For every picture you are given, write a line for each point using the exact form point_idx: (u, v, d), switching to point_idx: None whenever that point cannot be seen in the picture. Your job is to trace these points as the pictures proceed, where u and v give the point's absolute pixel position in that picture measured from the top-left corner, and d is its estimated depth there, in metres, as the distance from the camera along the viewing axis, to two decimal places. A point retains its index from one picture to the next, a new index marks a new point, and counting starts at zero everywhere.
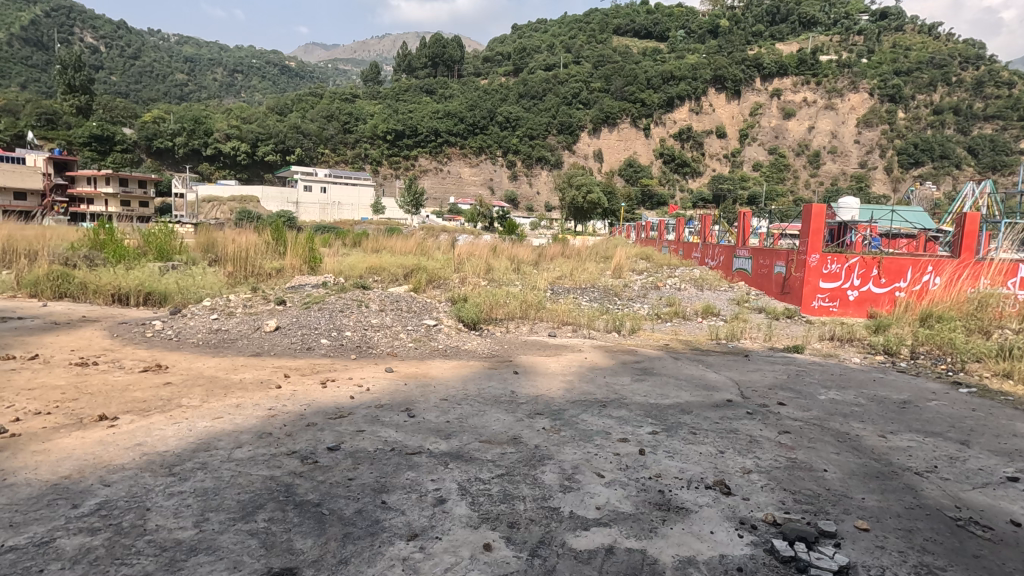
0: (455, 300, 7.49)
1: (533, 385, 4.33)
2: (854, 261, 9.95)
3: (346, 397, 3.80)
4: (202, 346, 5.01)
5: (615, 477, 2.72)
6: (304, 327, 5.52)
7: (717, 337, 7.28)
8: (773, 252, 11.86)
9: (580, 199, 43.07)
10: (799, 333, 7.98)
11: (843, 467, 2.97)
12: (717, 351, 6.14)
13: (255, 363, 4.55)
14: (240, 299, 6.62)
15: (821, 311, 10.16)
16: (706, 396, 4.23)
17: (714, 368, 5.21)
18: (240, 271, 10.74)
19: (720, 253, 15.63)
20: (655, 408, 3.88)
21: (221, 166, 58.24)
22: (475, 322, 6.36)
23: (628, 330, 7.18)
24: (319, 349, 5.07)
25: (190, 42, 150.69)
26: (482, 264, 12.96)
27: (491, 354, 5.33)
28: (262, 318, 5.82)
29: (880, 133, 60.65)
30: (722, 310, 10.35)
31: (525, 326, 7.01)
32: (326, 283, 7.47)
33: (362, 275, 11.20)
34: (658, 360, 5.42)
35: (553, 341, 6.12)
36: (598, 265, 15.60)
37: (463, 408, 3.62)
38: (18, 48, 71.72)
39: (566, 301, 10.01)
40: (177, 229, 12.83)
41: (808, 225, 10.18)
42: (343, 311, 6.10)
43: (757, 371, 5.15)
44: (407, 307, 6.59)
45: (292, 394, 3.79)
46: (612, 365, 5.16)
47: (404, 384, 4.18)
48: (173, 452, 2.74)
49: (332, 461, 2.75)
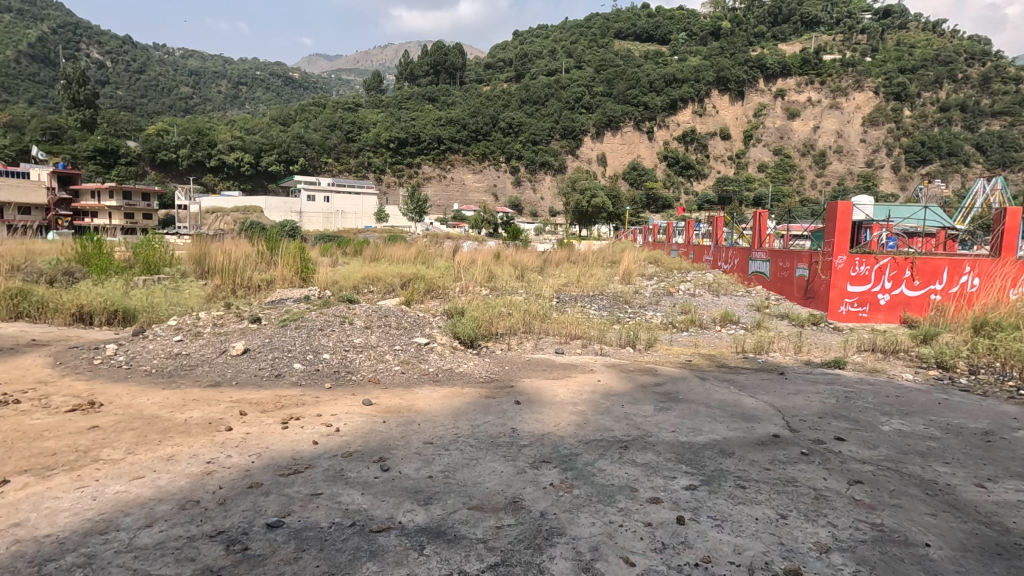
0: (451, 313, 6.81)
1: (539, 421, 3.59)
2: (885, 261, 9.22)
3: (307, 441, 3.09)
4: (156, 376, 4.30)
5: (649, 564, 2.00)
6: (276, 351, 4.82)
7: (741, 350, 6.53)
8: (794, 254, 11.09)
9: (584, 203, 42.50)
10: (831, 343, 7.28)
11: (949, 540, 2.24)
12: (747, 368, 5.39)
13: (213, 397, 3.86)
14: (211, 317, 5.91)
15: (850, 316, 9.43)
16: (747, 431, 3.51)
17: (748, 391, 4.46)
18: (227, 284, 10.19)
19: (734, 256, 14.87)
20: (686, 448, 3.19)
21: (225, 177, 57.98)
22: (473, 339, 5.63)
23: (644, 344, 6.44)
24: (287, 379, 4.34)
25: (192, 56, 151.41)
26: (484, 273, 12.30)
27: (489, 380, 4.56)
28: (230, 340, 5.14)
29: (886, 131, 59.84)
30: (742, 317, 9.61)
31: (529, 342, 6.21)
32: (309, 298, 6.77)
33: (357, 286, 10.61)
34: (683, 381, 4.74)
35: (560, 360, 5.41)
36: (605, 271, 14.94)
37: (450, 457, 2.92)
38: (25, 65, 72.16)
39: (574, 311, 9.31)
40: (168, 241, 12.26)
41: (833, 224, 9.46)
42: (323, 329, 5.40)
43: (800, 395, 4.39)
44: (397, 323, 5.89)
45: (239, 441, 3.07)
46: (632, 390, 4.40)
47: (382, 422, 3.47)
48: (51, 541, 2.02)
49: (270, 547, 2.04)
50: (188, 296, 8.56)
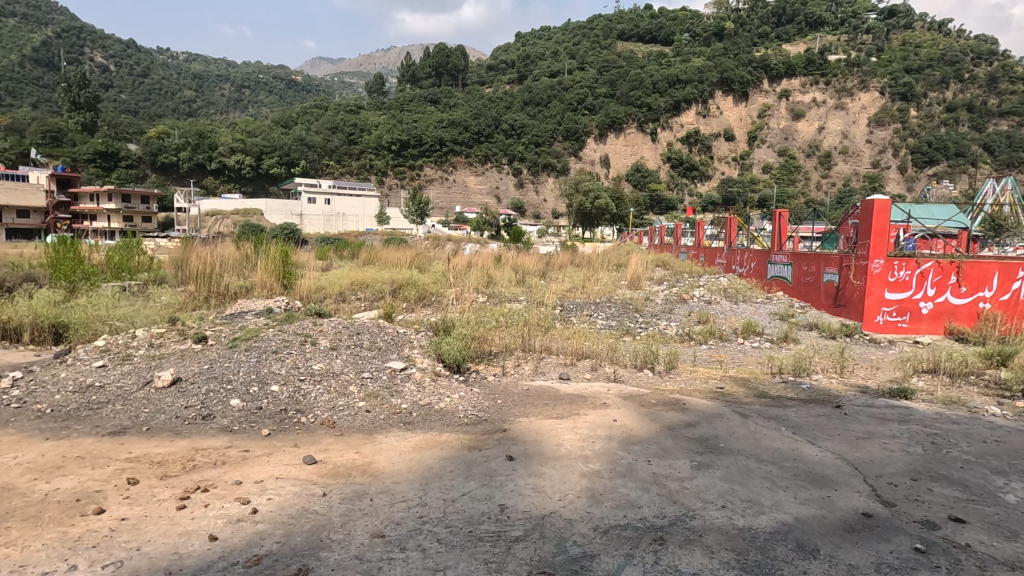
0: (437, 328, 5.80)
1: (544, 492, 2.61)
2: (927, 266, 8.26)
3: (203, 536, 2.14)
4: (47, 421, 3.33)
5: None
6: (211, 381, 3.89)
7: (777, 370, 5.57)
8: (820, 257, 10.13)
9: (587, 205, 41.64)
10: (878, 362, 6.35)
11: None
12: (793, 398, 4.43)
13: (107, 452, 2.90)
14: (148, 336, 4.91)
15: (887, 327, 8.46)
16: (825, 505, 2.55)
17: (807, 435, 3.50)
18: (202, 290, 9.35)
19: (750, 258, 13.91)
20: (749, 541, 2.22)
21: (226, 180, 57.20)
22: (460, 363, 4.63)
23: (665, 365, 5.42)
24: (212, 425, 3.33)
25: (196, 58, 150.72)
26: (483, 278, 11.42)
27: (477, 423, 3.56)
28: (160, 366, 4.20)
29: (892, 132, 58.61)
30: (766, 328, 8.66)
31: (527, 364, 5.16)
32: (272, 310, 5.83)
33: (344, 292, 9.82)
34: (720, 419, 3.79)
35: (565, 389, 4.41)
36: (611, 275, 13.98)
37: (405, 569, 1.96)
38: (29, 69, 71.68)
39: (579, 322, 8.35)
40: (143, 245, 11.34)
41: (870, 223, 8.53)
42: (278, 352, 4.47)
43: (874, 442, 3.42)
44: (370, 342, 4.94)
45: (101, 539, 2.10)
46: (657, 435, 3.43)
47: (322, 496, 2.50)
48: None
49: None
50: (157, 308, 7.75)
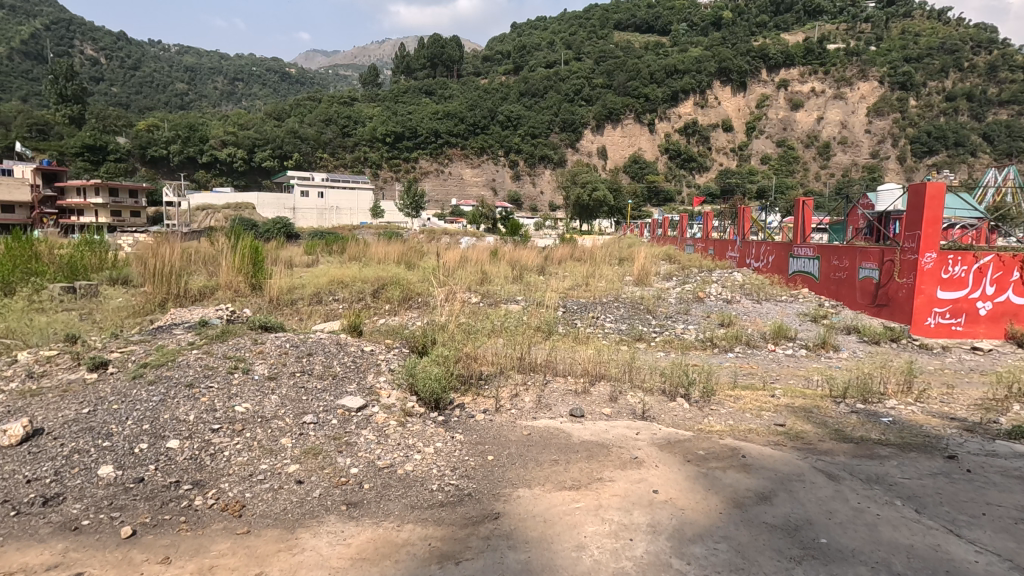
0: (414, 344, 4.65)
1: None
2: (987, 260, 7.25)
3: None
4: None
5: None
6: (77, 434, 2.74)
7: (841, 395, 4.41)
8: (854, 250, 9.03)
9: (585, 197, 40.34)
10: (950, 379, 5.27)
11: None
12: (891, 443, 3.27)
13: None
14: (30, 362, 3.78)
15: (939, 330, 7.35)
16: None
17: (961, 522, 2.33)
18: (160, 288, 8.11)
19: (768, 252, 12.77)
20: None
21: (217, 174, 55.39)
22: (439, 397, 3.48)
23: (702, 391, 4.21)
24: (51, 518, 2.19)
25: (189, 52, 147.58)
26: (474, 274, 10.32)
27: (456, 502, 2.42)
28: (21, 411, 3.02)
29: (892, 121, 56.93)
30: (799, 331, 7.54)
31: (526, 395, 3.98)
32: (209, 323, 4.68)
33: (320, 292, 8.69)
34: (804, 484, 2.67)
35: (579, 433, 3.26)
36: (616, 269, 12.87)
37: None
38: (19, 62, 69.97)
39: (583, 325, 7.30)
40: (102, 243, 10.03)
41: (920, 211, 7.35)
42: (191, 384, 3.33)
43: None
44: (323, 368, 3.81)
45: None
46: (723, 520, 2.32)
47: None
48: None
49: None
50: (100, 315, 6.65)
